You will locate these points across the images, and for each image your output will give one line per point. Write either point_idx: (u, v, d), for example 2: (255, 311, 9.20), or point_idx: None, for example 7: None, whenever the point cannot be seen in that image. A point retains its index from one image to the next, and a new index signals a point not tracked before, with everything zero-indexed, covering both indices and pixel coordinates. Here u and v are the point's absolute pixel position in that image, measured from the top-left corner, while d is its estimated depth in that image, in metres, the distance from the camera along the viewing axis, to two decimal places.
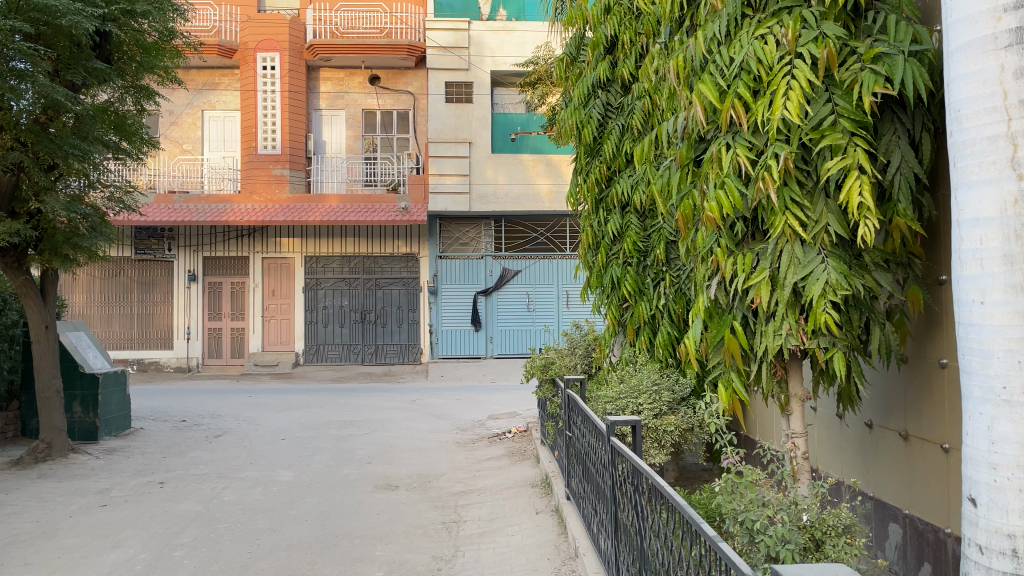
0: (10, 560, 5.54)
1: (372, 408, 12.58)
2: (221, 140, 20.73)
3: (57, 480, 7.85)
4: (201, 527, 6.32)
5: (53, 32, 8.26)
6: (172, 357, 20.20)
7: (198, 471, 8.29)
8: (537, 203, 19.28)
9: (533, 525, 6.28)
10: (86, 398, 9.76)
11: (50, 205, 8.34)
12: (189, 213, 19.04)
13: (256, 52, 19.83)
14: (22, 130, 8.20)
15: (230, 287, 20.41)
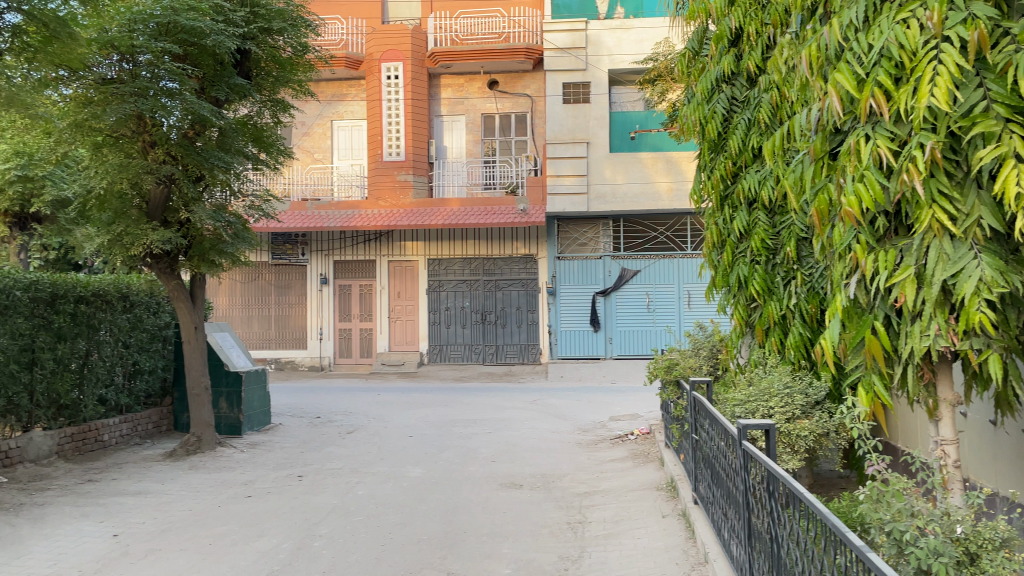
0: (168, 545, 5.96)
1: (495, 408, 12.76)
2: (350, 148, 21.49)
3: (207, 472, 8.40)
4: (337, 519, 6.60)
5: (199, 52, 8.87)
6: (306, 356, 21.22)
7: (334, 465, 8.67)
8: (656, 201, 19.00)
9: (660, 529, 6.18)
10: (231, 395, 10.40)
11: (198, 214, 8.94)
12: (321, 220, 20.09)
13: (381, 62, 20.53)
14: (172, 145, 8.81)
15: (359, 290, 21.24)
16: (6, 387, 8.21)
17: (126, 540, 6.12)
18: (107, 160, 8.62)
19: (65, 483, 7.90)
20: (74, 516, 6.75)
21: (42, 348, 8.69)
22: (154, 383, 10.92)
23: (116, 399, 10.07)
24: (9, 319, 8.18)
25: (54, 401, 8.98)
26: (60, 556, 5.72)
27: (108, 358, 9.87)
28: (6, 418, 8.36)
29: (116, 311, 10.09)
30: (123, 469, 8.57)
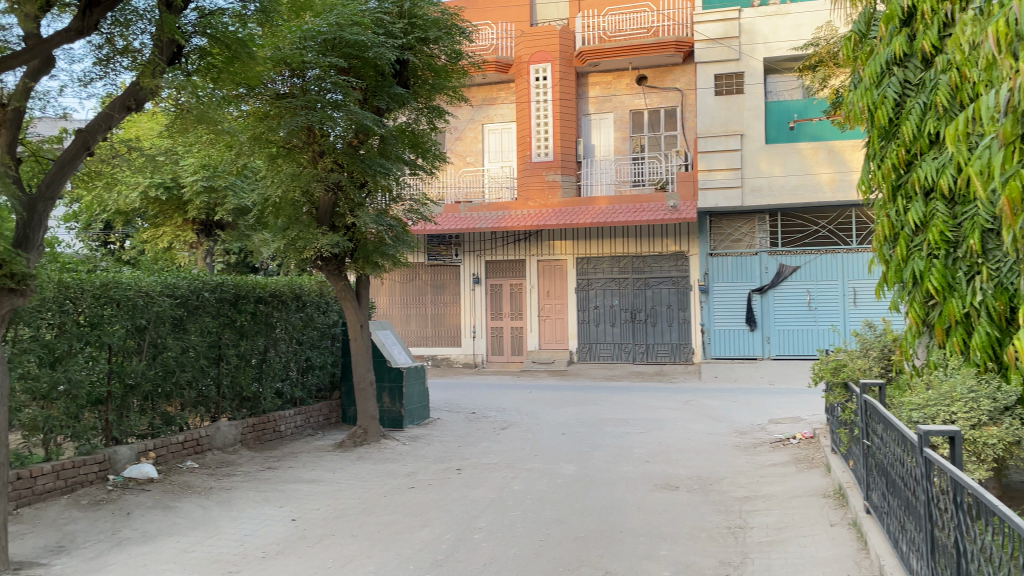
0: (340, 531, 6.33)
1: (648, 407, 12.62)
2: (499, 151, 21.98)
3: (373, 463, 8.84)
4: (496, 513, 6.76)
5: (362, 64, 9.34)
6: (460, 354, 21.89)
7: (490, 460, 8.89)
8: (817, 193, 18.08)
9: (828, 538, 5.89)
10: (393, 389, 10.90)
11: (363, 219, 9.45)
12: (473, 221, 20.66)
13: (530, 64, 20.82)
14: (339, 154, 9.34)
15: (509, 289, 21.64)
16: (197, 379, 9.03)
17: (303, 524, 6.55)
18: (282, 170, 9.29)
19: (248, 469, 8.57)
20: (257, 500, 7.31)
21: (226, 345, 9.49)
22: (323, 378, 11.66)
23: (291, 392, 10.83)
24: (198, 318, 8.98)
25: (237, 393, 9.77)
26: (246, 537, 6.21)
27: (283, 354, 10.63)
28: (197, 409, 9.19)
29: (291, 310, 10.82)
30: (298, 458, 9.19)
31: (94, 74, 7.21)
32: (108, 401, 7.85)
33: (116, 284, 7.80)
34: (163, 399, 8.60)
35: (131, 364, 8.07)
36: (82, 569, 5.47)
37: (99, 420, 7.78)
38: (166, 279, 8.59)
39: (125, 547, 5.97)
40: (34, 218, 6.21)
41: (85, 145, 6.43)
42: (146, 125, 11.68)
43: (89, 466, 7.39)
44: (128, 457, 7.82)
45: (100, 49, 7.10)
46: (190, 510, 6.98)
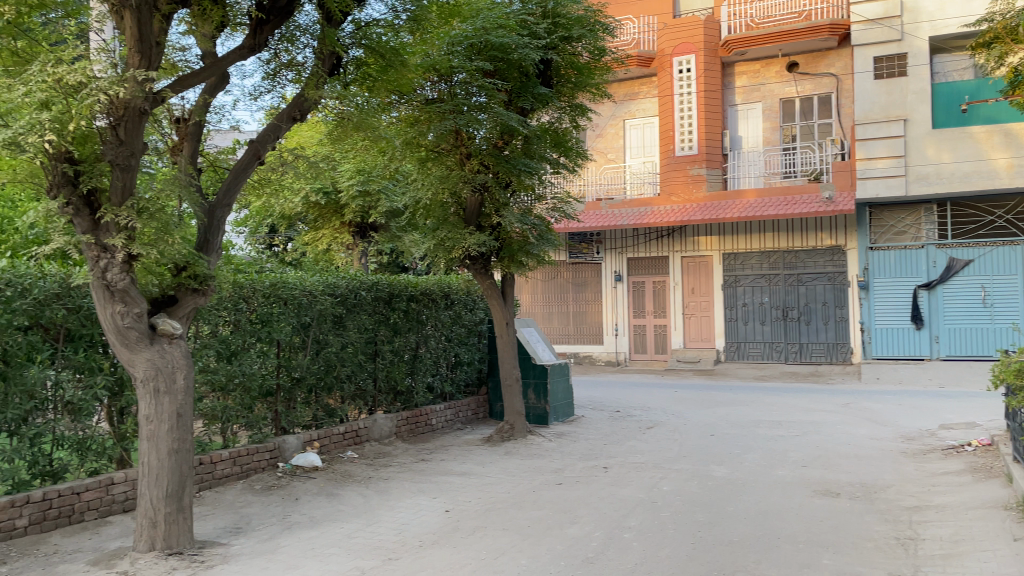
0: (492, 524, 6.46)
1: (802, 410, 12.08)
2: (642, 146, 21.63)
3: (521, 458, 8.98)
4: (646, 513, 6.68)
5: (507, 66, 9.48)
6: (602, 351, 21.84)
7: (638, 459, 8.81)
8: (992, 180, 16.66)
9: (1013, 553, 5.40)
10: (538, 386, 11.04)
11: (508, 219, 9.63)
12: (615, 218, 20.58)
13: (673, 56, 20.52)
14: (485, 155, 9.58)
15: (652, 286, 21.33)
16: (356, 374, 9.52)
17: (456, 516, 6.75)
18: (432, 173, 9.63)
19: (403, 460, 8.94)
20: (413, 490, 7.61)
21: (382, 341, 9.94)
22: (471, 374, 11.97)
23: (441, 387, 11.20)
24: (356, 316, 9.47)
25: (392, 387, 10.23)
26: (404, 526, 6.47)
27: (434, 350, 11.00)
28: (356, 402, 9.68)
29: (440, 308, 11.19)
30: (449, 451, 9.47)
31: (263, 88, 7.73)
32: (277, 392, 8.42)
33: (284, 284, 8.35)
34: (326, 392, 9.12)
35: (298, 358, 8.62)
36: (258, 550, 5.89)
37: (269, 411, 8.36)
38: (328, 278, 9.13)
39: (295, 530, 6.37)
40: (214, 223, 6.71)
41: (257, 154, 6.93)
42: (306, 135, 12.45)
43: (261, 453, 7.93)
44: (296, 446, 8.34)
45: (268, 64, 7.58)
46: (351, 497, 7.36)
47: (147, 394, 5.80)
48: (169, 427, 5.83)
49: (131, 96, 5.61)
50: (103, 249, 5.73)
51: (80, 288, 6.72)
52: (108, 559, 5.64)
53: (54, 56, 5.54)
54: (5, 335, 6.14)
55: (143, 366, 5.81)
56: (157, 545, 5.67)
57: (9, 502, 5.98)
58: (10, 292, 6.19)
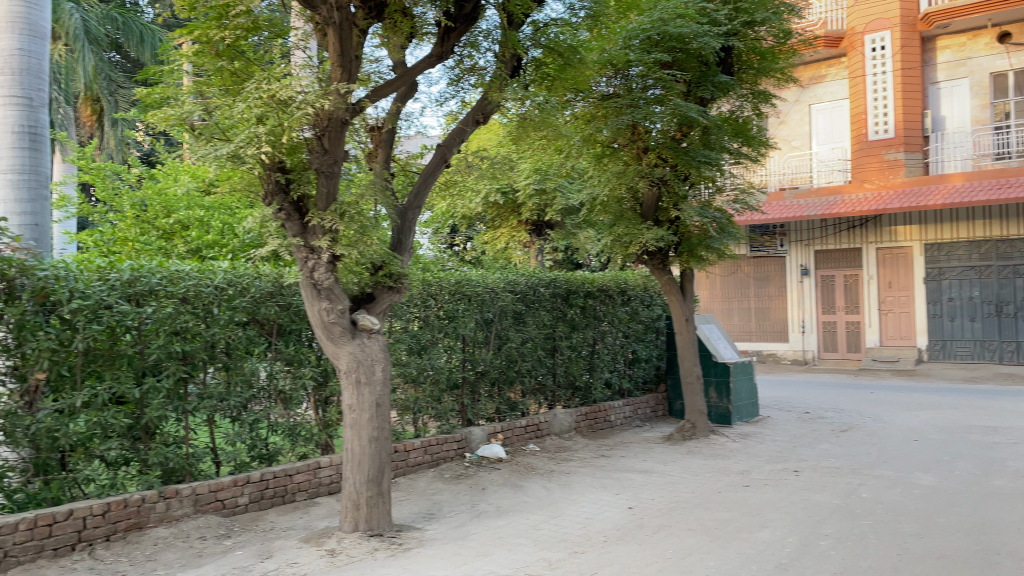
0: (678, 524, 6.35)
1: (1023, 414, 10.91)
2: (829, 132, 20.51)
3: (705, 458, 8.77)
4: (843, 520, 6.30)
5: (686, 57, 9.29)
6: (788, 349, 20.92)
7: (832, 464, 8.32)
8: None
9: None
10: (720, 384, 10.74)
11: (687, 213, 9.37)
12: (801, 209, 19.53)
13: (865, 34, 19.23)
14: (663, 149, 9.43)
15: (844, 280, 20.12)
16: (535, 369, 9.72)
17: (640, 513, 6.70)
18: (608, 169, 9.66)
19: (584, 455, 9.00)
20: (595, 486, 7.63)
21: (560, 337, 10.09)
22: (650, 371, 11.86)
23: (619, 383, 11.18)
24: (536, 312, 9.70)
25: (571, 382, 10.34)
26: (588, 521, 6.50)
27: (612, 346, 10.99)
28: (537, 396, 9.87)
29: (617, 304, 11.16)
30: (629, 448, 9.42)
31: (448, 93, 8.08)
32: (463, 385, 8.75)
33: (468, 282, 8.70)
34: (508, 386, 9.38)
35: (481, 353, 8.94)
36: (450, 536, 6.15)
37: (456, 403, 8.70)
38: (509, 276, 9.40)
39: (483, 519, 6.59)
40: (406, 224, 7.10)
41: (443, 157, 7.23)
42: (486, 137, 12.90)
43: (450, 443, 8.29)
44: (481, 438, 8.62)
45: (452, 70, 7.89)
46: (535, 490, 7.50)
47: (350, 383, 6.22)
48: (370, 416, 6.22)
49: (335, 108, 6.08)
50: (311, 251, 6.21)
51: (291, 287, 7.32)
52: (318, 536, 6.09)
53: (267, 74, 6.07)
54: (228, 330, 6.81)
55: (347, 358, 6.24)
56: (360, 527, 6.07)
57: (232, 481, 6.64)
58: (232, 291, 6.83)
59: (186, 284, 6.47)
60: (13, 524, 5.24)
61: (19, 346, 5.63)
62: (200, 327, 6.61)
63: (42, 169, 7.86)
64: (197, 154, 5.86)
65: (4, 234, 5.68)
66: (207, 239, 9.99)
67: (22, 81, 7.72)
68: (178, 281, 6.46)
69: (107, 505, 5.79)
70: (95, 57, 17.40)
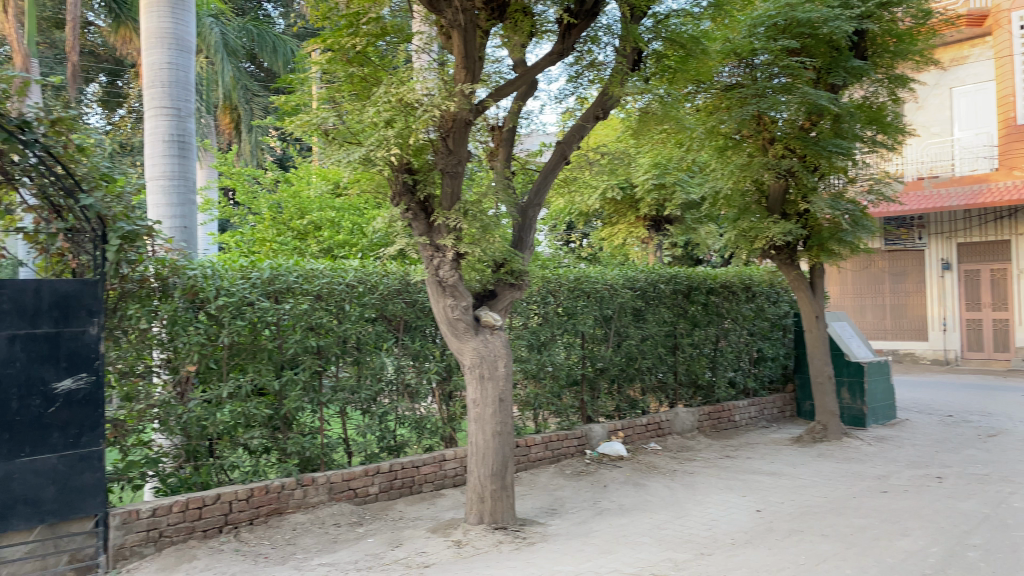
0: (810, 529, 6.11)
1: None
2: (973, 116, 19.17)
3: (837, 461, 8.39)
4: (994, 531, 5.88)
5: (815, 42, 8.96)
6: (928, 349, 19.78)
7: (979, 471, 7.78)
8: None
9: None
10: (852, 385, 10.25)
11: (817, 205, 8.96)
12: (942, 199, 18.38)
13: (1011, 11, 17.93)
14: (791, 139, 9.09)
15: (990, 275, 18.68)
16: (656, 366, 9.60)
17: (768, 516, 6.49)
18: (732, 162, 9.42)
19: (708, 455, 8.81)
20: (721, 487, 7.46)
21: (682, 334, 9.91)
22: (776, 371, 11.46)
23: (744, 383, 10.86)
24: (656, 309, 9.57)
25: (693, 380, 10.15)
26: (713, 523, 6.36)
27: (736, 345, 10.70)
28: (657, 395, 9.74)
29: (741, 301, 10.85)
30: (756, 449, 9.15)
31: (567, 90, 8.08)
32: (583, 382, 8.75)
33: (587, 278, 8.69)
34: (629, 384, 9.30)
35: (601, 350, 8.90)
36: (573, 532, 6.17)
37: (576, 400, 8.71)
38: (627, 272, 9.34)
39: (606, 516, 6.57)
40: (527, 221, 7.18)
41: (563, 155, 7.24)
42: (604, 133, 12.84)
43: (570, 440, 8.30)
44: (602, 435, 8.58)
45: (572, 67, 7.89)
46: (658, 489, 7.41)
47: (474, 379, 6.34)
48: (493, 411, 6.32)
49: (459, 109, 6.20)
50: (436, 249, 6.36)
51: (416, 284, 7.54)
52: (445, 527, 6.25)
53: (395, 78, 6.28)
54: (359, 326, 7.08)
55: (471, 354, 6.37)
56: (485, 519, 6.18)
57: (364, 471, 6.91)
58: (362, 289, 7.09)
59: (320, 282, 6.77)
60: (168, 506, 5.65)
61: (171, 339, 6.06)
62: (333, 322, 6.89)
63: (190, 175, 8.35)
64: (331, 158, 6.14)
65: (158, 236, 6.12)
66: (338, 239, 10.44)
67: (172, 94, 8.33)
68: (313, 278, 6.77)
69: (250, 490, 6.15)
70: (232, 68, 18.52)
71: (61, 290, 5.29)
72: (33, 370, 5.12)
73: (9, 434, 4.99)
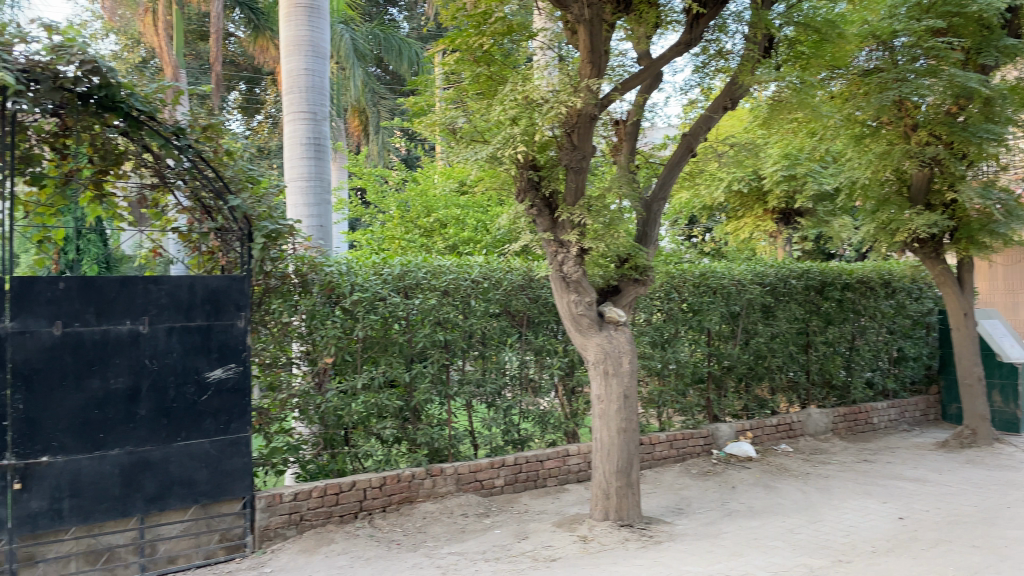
0: (958, 539, 5.73)
1: None
2: None
3: (988, 469, 7.82)
4: None
5: (963, 21, 8.40)
6: None
7: None
8: None
9: None
10: (1005, 387, 9.53)
11: (965, 194, 8.37)
12: None
13: None
14: (936, 124, 8.55)
15: None
16: (787, 365, 9.25)
17: (912, 524, 6.14)
18: (870, 150, 8.94)
19: (843, 459, 8.42)
20: (858, 492, 7.11)
21: (814, 332, 9.51)
22: (918, 371, 10.80)
23: (882, 383, 10.33)
24: (787, 306, 9.20)
25: (826, 380, 9.73)
26: (851, 529, 6.07)
27: (874, 343, 10.18)
28: (788, 394, 9.40)
29: (880, 297, 10.27)
30: (896, 454, 8.67)
31: (693, 81, 7.90)
32: (709, 380, 8.56)
33: (713, 274, 8.48)
34: (757, 383, 9.02)
35: (728, 347, 8.67)
36: (701, 532, 6.05)
37: (702, 399, 8.54)
38: (756, 267, 9.03)
39: (736, 518, 6.40)
40: (651, 216, 7.09)
41: (689, 147, 7.07)
42: (730, 124, 12.49)
43: (696, 439, 8.13)
44: (729, 435, 8.37)
45: (698, 57, 7.71)
46: (790, 492, 7.15)
47: (598, 374, 6.32)
48: (618, 408, 6.28)
49: (585, 104, 6.17)
50: (560, 245, 6.37)
51: (540, 280, 7.59)
52: (570, 522, 6.27)
53: (519, 76, 6.33)
54: (484, 321, 7.20)
55: (595, 350, 6.35)
56: (610, 516, 6.16)
57: (490, 463, 7.03)
58: (487, 284, 7.20)
59: (447, 278, 6.92)
60: (308, 491, 5.95)
61: (310, 332, 6.37)
62: (460, 317, 7.04)
63: (326, 176, 8.71)
64: (460, 156, 6.28)
65: (298, 235, 6.44)
66: (463, 236, 10.66)
67: (309, 98, 8.75)
68: (441, 274, 6.92)
69: (383, 478, 6.38)
70: (362, 73, 19.30)
71: (211, 286, 5.64)
72: (189, 360, 5.48)
73: (168, 420, 5.35)
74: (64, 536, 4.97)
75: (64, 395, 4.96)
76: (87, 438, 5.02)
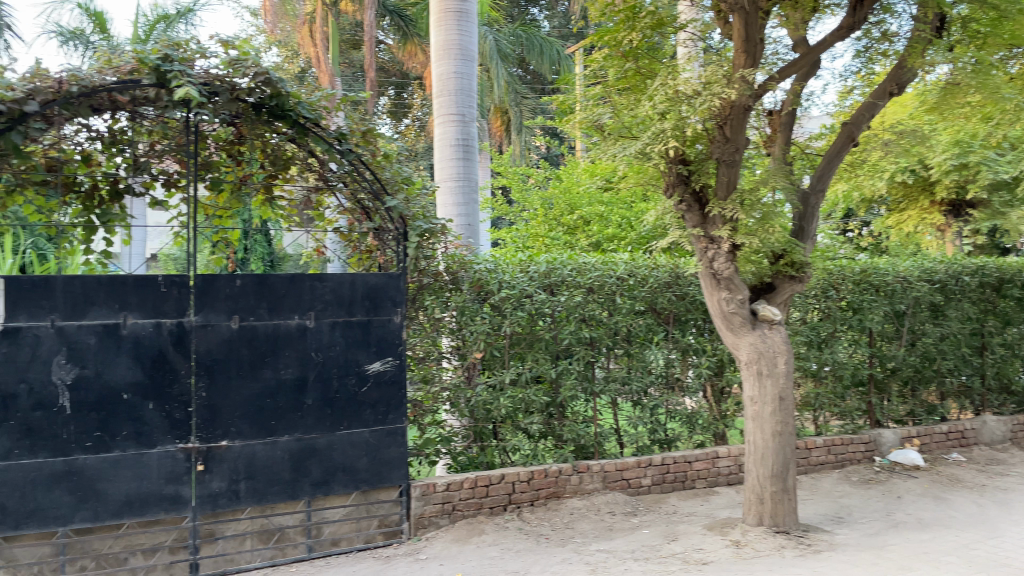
0: None
1: None
2: None
3: None
4: None
5: None
6: None
7: None
8: None
9: None
10: None
11: None
12: None
13: None
14: None
15: None
16: (959, 368, 8.58)
17: None
18: None
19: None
20: None
21: (990, 333, 8.77)
22: None
23: None
24: (959, 304, 8.53)
25: (1004, 385, 9.01)
26: None
27: None
28: (960, 400, 8.73)
29: None
30: None
31: (854, 68, 7.48)
32: (870, 382, 8.10)
33: (875, 270, 8.01)
34: (925, 387, 8.44)
35: (891, 348, 8.16)
36: (864, 543, 5.72)
37: (862, 402, 8.09)
38: (923, 263, 8.44)
39: (902, 530, 6.02)
40: (808, 210, 6.77)
41: (851, 136, 6.69)
42: (892, 112, 11.79)
43: (856, 445, 7.72)
44: (893, 441, 7.89)
45: (860, 42, 7.28)
46: (964, 505, 6.63)
47: (751, 375, 6.11)
48: (773, 409, 6.04)
49: (738, 96, 5.98)
50: (711, 241, 6.21)
51: (688, 277, 7.43)
52: (721, 526, 6.11)
53: (668, 70, 6.19)
54: (630, 319, 7.14)
55: (747, 349, 6.14)
56: (764, 521, 5.95)
57: (636, 462, 6.97)
58: (633, 281, 7.14)
59: (593, 276, 6.91)
60: (460, 482, 6.12)
61: (460, 328, 6.57)
62: (605, 315, 7.02)
63: (473, 176, 8.92)
64: (608, 153, 6.27)
65: (449, 233, 6.60)
66: (607, 233, 10.62)
67: (458, 101, 9.00)
68: (586, 272, 6.93)
69: (531, 473, 6.47)
70: (505, 73, 19.60)
71: (371, 283, 5.91)
72: (350, 353, 5.77)
73: (331, 409, 5.66)
74: (241, 515, 5.37)
75: (241, 384, 5.36)
76: (260, 424, 5.40)
